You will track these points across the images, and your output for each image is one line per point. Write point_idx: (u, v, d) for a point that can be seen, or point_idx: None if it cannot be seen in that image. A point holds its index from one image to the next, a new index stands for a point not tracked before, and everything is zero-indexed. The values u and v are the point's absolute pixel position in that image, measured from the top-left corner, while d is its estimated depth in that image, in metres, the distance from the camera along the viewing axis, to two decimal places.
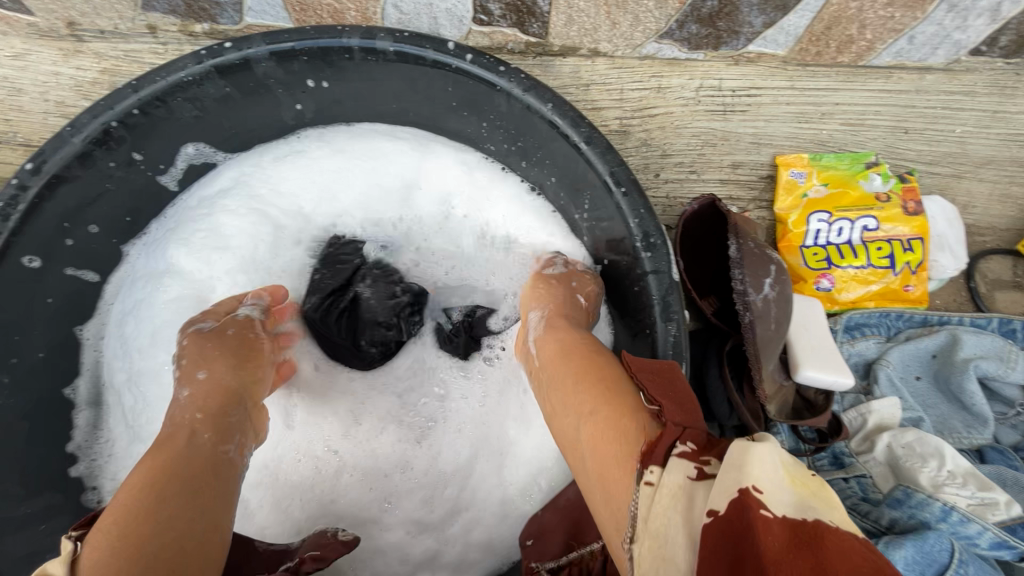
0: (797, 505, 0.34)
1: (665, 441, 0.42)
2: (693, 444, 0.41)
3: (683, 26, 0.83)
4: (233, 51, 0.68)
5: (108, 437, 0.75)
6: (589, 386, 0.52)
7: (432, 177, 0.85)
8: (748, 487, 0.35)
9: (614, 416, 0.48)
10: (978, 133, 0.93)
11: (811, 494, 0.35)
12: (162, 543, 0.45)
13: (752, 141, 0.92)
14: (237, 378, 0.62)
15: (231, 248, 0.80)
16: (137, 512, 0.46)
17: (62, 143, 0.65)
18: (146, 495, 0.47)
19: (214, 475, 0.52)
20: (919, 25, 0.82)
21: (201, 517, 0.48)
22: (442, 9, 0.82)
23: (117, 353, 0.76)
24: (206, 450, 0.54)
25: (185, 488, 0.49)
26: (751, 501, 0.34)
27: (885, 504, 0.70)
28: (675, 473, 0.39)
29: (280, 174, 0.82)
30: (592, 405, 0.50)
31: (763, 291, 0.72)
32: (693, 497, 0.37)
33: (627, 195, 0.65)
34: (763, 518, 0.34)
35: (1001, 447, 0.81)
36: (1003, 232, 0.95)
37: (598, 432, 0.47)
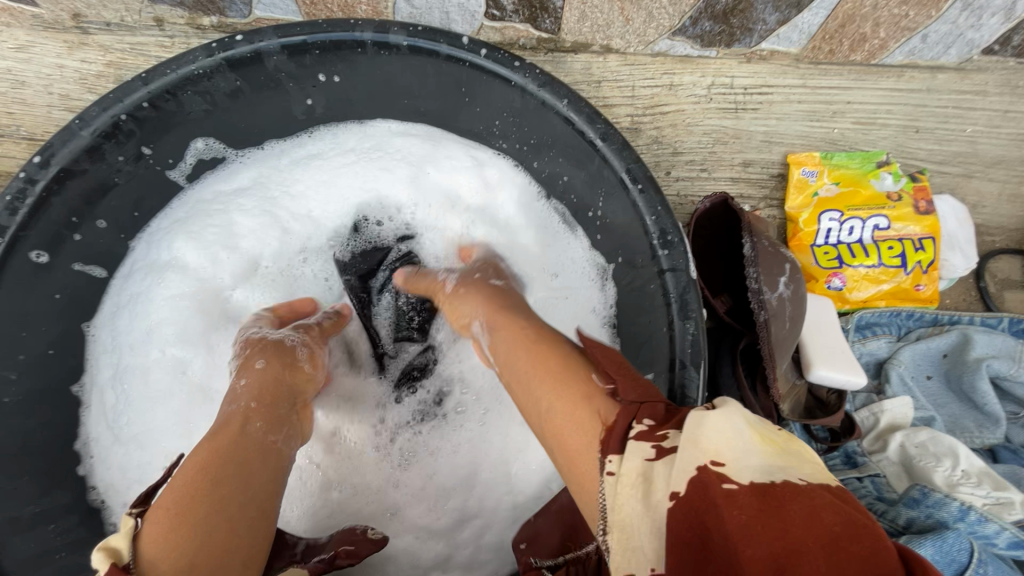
0: (763, 469, 0.34)
1: (622, 422, 0.41)
2: (650, 421, 0.40)
3: (696, 23, 0.83)
4: (244, 44, 0.67)
5: (89, 432, 0.72)
6: (541, 372, 0.48)
7: (441, 166, 0.85)
8: (707, 462, 0.35)
9: (569, 403, 0.44)
10: (988, 132, 0.93)
11: (778, 455, 0.36)
12: (219, 521, 0.47)
13: (763, 139, 0.91)
14: (292, 377, 0.63)
15: (240, 249, 0.81)
16: (202, 488, 0.48)
17: (71, 136, 0.64)
18: (207, 473, 0.49)
19: (265, 463, 0.54)
20: (933, 24, 0.82)
21: (253, 500, 0.50)
22: (454, 4, 0.81)
23: (107, 344, 0.75)
24: (257, 438, 0.55)
25: (238, 471, 0.51)
26: (710, 476, 0.34)
27: (902, 504, 0.69)
28: (633, 458, 0.38)
29: (295, 178, 0.84)
30: (550, 396, 0.46)
31: (778, 289, 0.71)
32: (651, 478, 0.36)
33: (643, 192, 0.65)
34: (728, 491, 0.33)
35: (1013, 447, 0.80)
36: (1013, 232, 0.95)
37: (557, 419, 0.44)
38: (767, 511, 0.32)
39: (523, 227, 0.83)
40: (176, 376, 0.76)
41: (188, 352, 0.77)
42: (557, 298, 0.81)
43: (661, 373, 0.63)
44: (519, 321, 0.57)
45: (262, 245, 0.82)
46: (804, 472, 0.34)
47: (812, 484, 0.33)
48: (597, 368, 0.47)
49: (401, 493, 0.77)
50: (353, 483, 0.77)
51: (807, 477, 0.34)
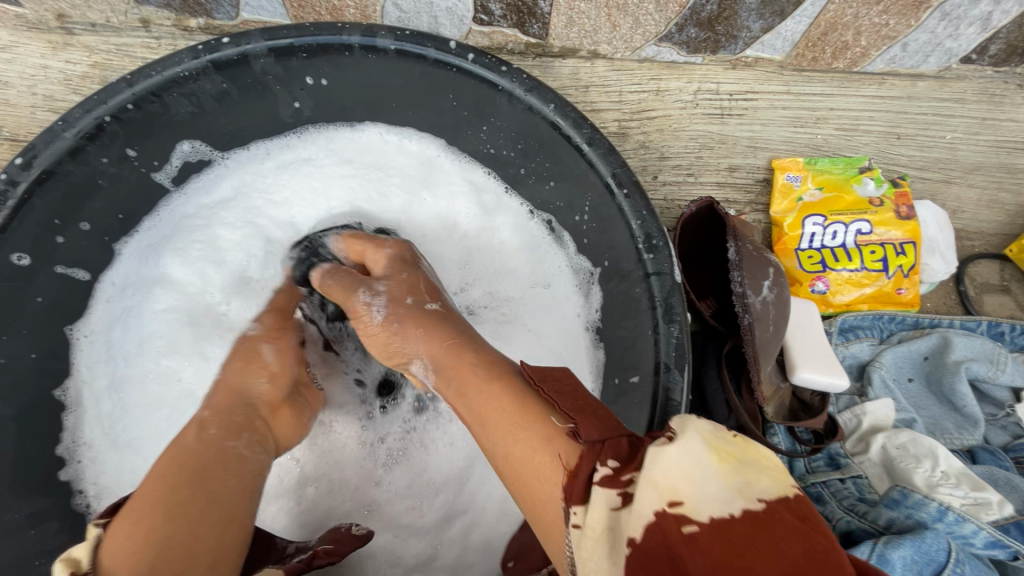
0: (723, 497, 0.35)
1: (586, 467, 0.39)
2: (614, 464, 0.39)
3: (682, 30, 0.84)
4: (231, 46, 0.67)
5: (84, 436, 0.72)
6: (495, 410, 0.46)
7: (438, 192, 0.86)
8: (664, 505, 0.35)
9: (529, 446, 0.42)
10: (968, 139, 0.95)
11: (733, 473, 0.37)
12: (176, 526, 0.46)
13: (748, 145, 0.92)
14: (251, 382, 0.62)
15: (226, 262, 0.82)
16: (157, 499, 0.48)
17: (54, 137, 0.63)
18: (163, 484, 0.49)
19: (224, 467, 0.53)
20: (912, 33, 0.83)
21: (215, 503, 0.50)
22: (442, 8, 0.82)
23: (102, 357, 0.75)
24: (215, 444, 0.55)
25: (195, 478, 0.51)
26: (669, 520, 0.35)
27: (882, 505, 0.71)
28: (598, 510, 0.37)
29: (278, 183, 0.84)
30: (506, 438, 0.44)
31: (762, 293, 0.72)
32: (617, 528, 0.36)
33: (629, 197, 0.65)
34: (688, 534, 0.34)
35: (992, 448, 0.82)
36: (991, 237, 0.97)
37: (517, 461, 0.43)
38: (733, 545, 0.33)
39: (513, 258, 0.85)
40: (169, 384, 0.77)
41: (179, 362, 0.78)
42: (544, 313, 0.82)
43: (646, 375, 0.64)
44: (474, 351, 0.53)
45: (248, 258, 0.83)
46: (761, 490, 0.36)
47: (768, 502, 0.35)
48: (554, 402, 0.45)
49: (384, 491, 0.77)
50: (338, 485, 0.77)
51: (765, 496, 0.35)
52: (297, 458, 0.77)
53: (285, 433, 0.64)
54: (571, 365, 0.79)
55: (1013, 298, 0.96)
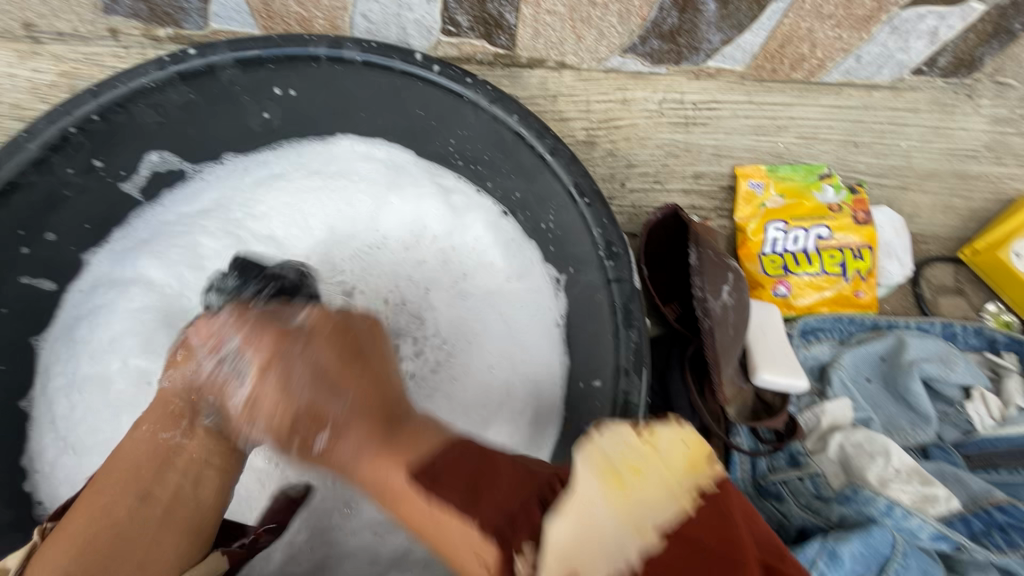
0: (618, 542, 0.38)
1: (503, 551, 0.38)
2: (529, 545, 0.37)
3: (645, 41, 0.86)
4: (197, 58, 0.68)
5: (35, 447, 0.72)
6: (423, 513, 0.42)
7: (405, 194, 0.86)
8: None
9: (458, 539, 0.40)
10: (921, 147, 0.99)
11: (622, 502, 0.39)
12: (101, 535, 0.52)
13: (712, 152, 0.95)
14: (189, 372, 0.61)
15: (206, 270, 0.80)
16: (90, 501, 0.54)
17: (16, 148, 0.63)
18: (97, 489, 0.55)
19: (155, 464, 0.57)
20: (866, 45, 0.87)
21: (146, 508, 0.55)
22: (410, 20, 0.83)
23: (61, 356, 0.74)
24: (145, 441, 0.59)
25: (128, 480, 0.56)
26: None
27: (835, 501, 0.74)
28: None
29: (257, 198, 0.85)
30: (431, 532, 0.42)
31: (721, 297, 0.75)
32: None
33: (590, 206, 0.67)
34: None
35: (944, 445, 0.85)
36: (946, 241, 1.01)
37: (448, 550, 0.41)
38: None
39: (487, 254, 0.85)
40: (142, 387, 0.76)
41: (153, 363, 0.77)
42: (525, 321, 0.82)
43: (607, 380, 0.65)
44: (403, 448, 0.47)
45: (227, 266, 0.81)
46: (655, 518, 0.39)
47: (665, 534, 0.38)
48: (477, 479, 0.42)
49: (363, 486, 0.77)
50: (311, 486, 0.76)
51: (659, 524, 0.39)
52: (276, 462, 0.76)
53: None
54: (546, 369, 0.80)
55: (968, 300, 1.00)
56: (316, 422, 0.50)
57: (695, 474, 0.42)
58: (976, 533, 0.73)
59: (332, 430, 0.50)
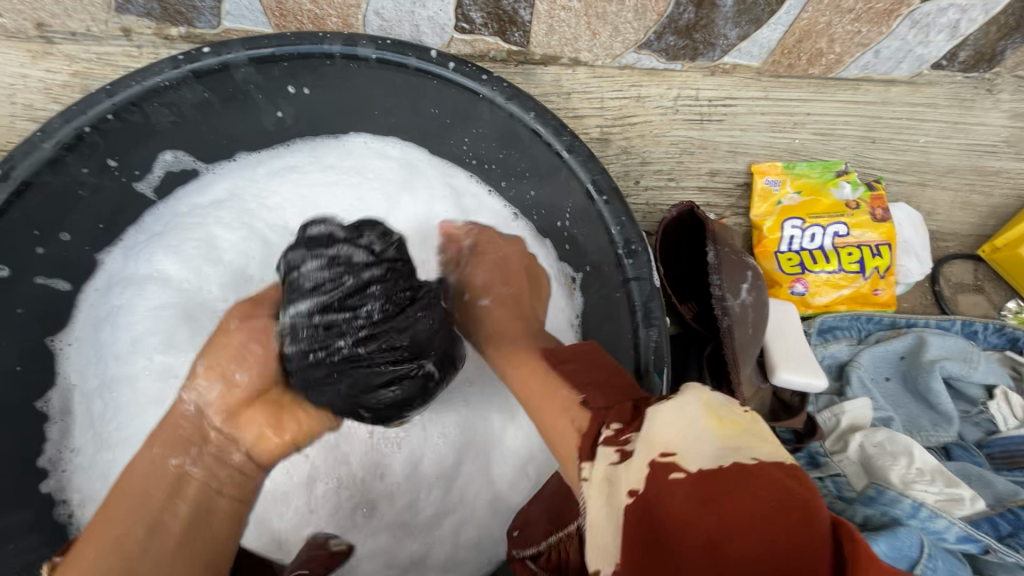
0: (714, 454, 0.36)
1: (592, 429, 0.46)
2: (616, 425, 0.44)
3: (661, 37, 0.85)
4: (211, 56, 0.67)
5: (71, 442, 0.73)
6: (536, 381, 0.57)
7: (417, 195, 0.85)
8: (657, 456, 0.38)
9: (561, 418, 0.51)
10: (940, 143, 0.97)
11: (727, 433, 0.37)
12: (114, 565, 0.51)
13: (728, 149, 0.94)
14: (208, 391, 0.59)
15: (223, 261, 0.80)
16: (104, 527, 0.53)
17: (32, 148, 0.63)
18: (105, 521, 0.54)
19: (163, 492, 0.55)
20: (885, 40, 0.86)
21: (155, 539, 0.53)
22: (424, 17, 0.83)
23: (90, 358, 0.75)
24: (155, 467, 0.57)
25: (140, 508, 0.54)
26: (660, 470, 0.37)
27: (859, 502, 0.72)
28: (600, 463, 0.42)
29: (271, 190, 0.83)
30: (543, 406, 0.54)
31: (740, 296, 0.74)
32: (614, 480, 0.40)
33: (608, 204, 0.66)
34: (675, 479, 0.36)
35: (965, 444, 0.84)
36: (965, 238, 0.99)
37: (551, 422, 0.52)
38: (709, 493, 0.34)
39: None
40: (166, 381, 0.75)
41: (177, 359, 0.76)
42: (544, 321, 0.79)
43: None
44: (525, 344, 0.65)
45: (244, 258, 0.81)
46: (759, 452, 0.36)
47: (760, 462, 0.35)
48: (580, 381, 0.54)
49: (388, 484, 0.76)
50: (341, 483, 0.75)
51: (759, 456, 0.35)
52: (307, 456, 0.74)
53: (256, 437, 0.59)
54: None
55: (987, 298, 0.99)
56: (498, 284, 0.71)
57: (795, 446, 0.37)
58: (1003, 534, 0.71)
59: (499, 302, 0.69)
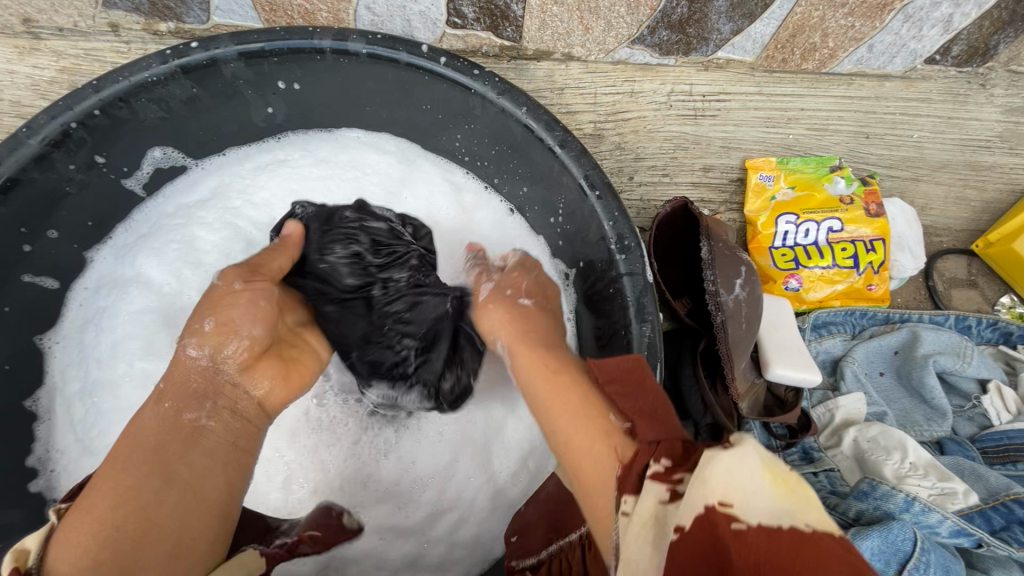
0: (772, 514, 0.32)
1: (639, 461, 0.41)
2: (666, 461, 0.40)
3: (654, 32, 0.85)
4: (200, 51, 0.66)
5: (57, 443, 0.71)
6: (572, 404, 0.51)
7: (417, 191, 0.84)
8: (713, 502, 0.33)
9: (592, 443, 0.46)
10: (934, 138, 0.97)
11: (788, 497, 0.33)
12: (128, 518, 0.46)
13: (722, 145, 0.94)
14: (222, 347, 0.56)
15: (203, 263, 0.78)
16: (107, 482, 0.47)
17: (17, 144, 0.62)
18: (111, 472, 0.48)
19: (180, 443, 0.52)
20: (878, 34, 0.86)
21: (171, 489, 0.49)
22: (415, 11, 0.82)
23: (74, 358, 0.74)
24: (167, 418, 0.53)
25: (150, 460, 0.49)
26: (719, 519, 0.32)
27: (852, 497, 0.72)
28: (647, 500, 0.38)
29: (258, 185, 0.82)
30: (572, 432, 0.48)
31: (734, 291, 0.73)
32: (663, 519, 0.36)
33: (601, 199, 0.66)
34: (735, 533, 0.31)
35: (959, 439, 0.83)
36: (959, 233, 0.99)
37: (580, 448, 0.47)
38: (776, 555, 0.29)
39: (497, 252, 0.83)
40: (147, 389, 0.73)
41: (159, 365, 0.74)
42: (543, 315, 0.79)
43: None
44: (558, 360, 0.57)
45: (227, 258, 0.79)
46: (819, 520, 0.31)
47: (817, 531, 0.30)
48: (616, 407, 0.49)
49: (370, 491, 0.76)
50: (323, 485, 0.76)
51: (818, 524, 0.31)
52: (284, 456, 0.75)
53: (270, 391, 0.59)
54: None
55: (981, 293, 0.99)
56: (536, 298, 0.69)
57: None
58: (996, 528, 0.70)
59: (528, 311, 0.66)
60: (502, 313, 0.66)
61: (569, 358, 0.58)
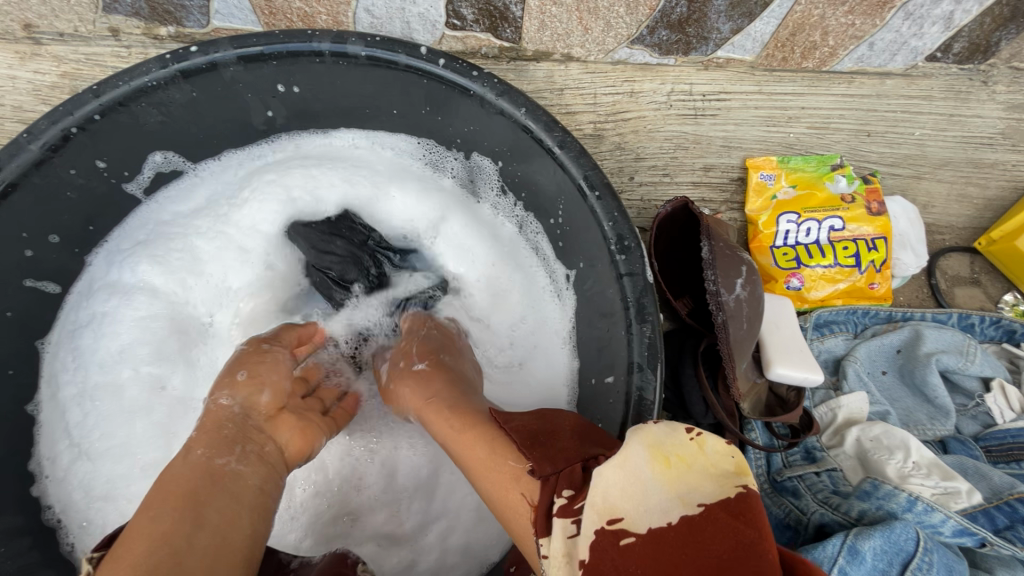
0: (662, 508, 0.40)
1: (546, 501, 0.43)
2: (569, 492, 0.42)
3: (654, 32, 0.85)
4: (199, 55, 0.66)
5: (47, 452, 0.71)
6: (481, 454, 0.51)
7: (408, 188, 0.85)
8: (604, 523, 0.40)
9: (505, 493, 0.47)
10: (935, 136, 0.97)
11: (671, 477, 0.41)
12: (158, 562, 0.43)
13: (722, 144, 0.94)
14: (256, 394, 0.61)
15: (205, 273, 0.81)
16: (141, 530, 0.46)
17: (18, 149, 0.62)
18: (143, 518, 0.47)
19: (213, 487, 0.50)
20: (878, 32, 0.85)
21: (202, 532, 0.46)
22: (414, 14, 0.82)
23: (67, 365, 0.73)
24: (200, 463, 0.52)
25: (181, 504, 0.48)
26: (608, 537, 0.39)
27: (855, 497, 0.72)
28: (558, 538, 0.41)
29: (240, 189, 0.82)
30: (488, 482, 0.49)
31: (735, 291, 0.73)
32: (573, 554, 0.40)
33: (601, 199, 0.66)
34: (627, 545, 0.39)
35: (962, 438, 0.83)
36: (961, 231, 0.99)
37: (501, 503, 0.48)
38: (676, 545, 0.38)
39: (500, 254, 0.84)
40: (155, 392, 0.76)
41: (166, 369, 0.77)
42: (535, 326, 0.82)
43: (620, 376, 0.64)
44: (458, 411, 0.57)
45: (225, 270, 0.82)
46: (702, 496, 0.40)
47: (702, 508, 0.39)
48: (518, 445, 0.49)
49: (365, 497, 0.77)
50: (324, 485, 0.76)
51: (704, 501, 0.40)
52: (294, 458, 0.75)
53: (286, 445, 0.61)
54: (552, 376, 0.80)
55: (983, 291, 0.98)
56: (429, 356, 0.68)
57: (741, 474, 0.41)
58: (1000, 528, 0.70)
59: (427, 374, 0.65)
60: (404, 390, 0.66)
61: (469, 404, 0.58)
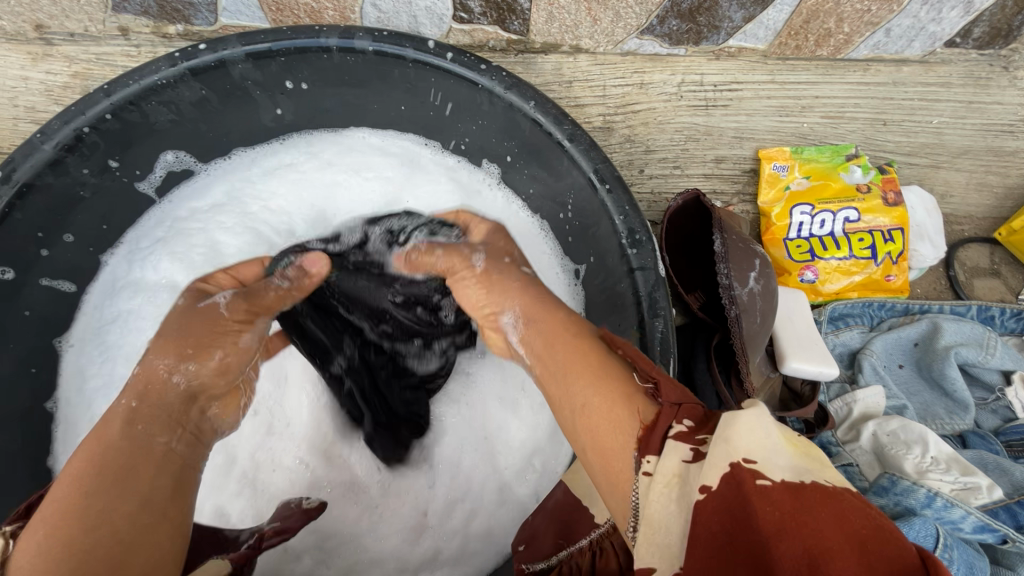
0: (792, 470, 0.30)
1: (664, 421, 0.35)
2: (689, 423, 0.35)
3: (664, 21, 0.83)
4: (207, 52, 0.66)
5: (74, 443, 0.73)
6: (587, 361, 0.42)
7: (420, 192, 0.85)
8: (739, 459, 0.30)
9: (607, 404, 0.38)
10: (954, 123, 0.94)
11: (803, 458, 0.31)
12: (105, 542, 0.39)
13: (735, 135, 0.92)
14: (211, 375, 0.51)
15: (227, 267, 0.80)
16: (73, 510, 0.39)
17: (32, 150, 0.63)
18: (81, 494, 0.40)
19: (155, 464, 0.44)
20: (895, 18, 0.84)
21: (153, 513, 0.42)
22: (421, 7, 0.81)
23: (92, 358, 0.75)
24: (135, 438, 0.44)
25: (123, 480, 0.42)
26: (741, 475, 0.30)
27: (872, 492, 0.71)
28: (671, 458, 0.33)
29: (270, 189, 0.84)
30: (591, 389, 0.40)
31: (748, 285, 0.72)
32: (688, 480, 0.32)
33: (611, 193, 0.65)
34: (760, 490, 0.29)
35: (982, 432, 0.82)
36: (980, 221, 0.97)
37: (601, 398, 0.39)
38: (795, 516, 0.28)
39: None
40: None
41: None
42: None
43: None
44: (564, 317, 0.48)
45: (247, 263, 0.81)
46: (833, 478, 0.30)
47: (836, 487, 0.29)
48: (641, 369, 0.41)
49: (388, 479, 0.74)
50: None
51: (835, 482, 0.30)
52: (308, 464, 0.73)
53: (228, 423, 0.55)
54: None
55: (1004, 282, 0.96)
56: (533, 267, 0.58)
57: None
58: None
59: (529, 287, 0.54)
60: (515, 283, 0.55)
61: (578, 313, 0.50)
